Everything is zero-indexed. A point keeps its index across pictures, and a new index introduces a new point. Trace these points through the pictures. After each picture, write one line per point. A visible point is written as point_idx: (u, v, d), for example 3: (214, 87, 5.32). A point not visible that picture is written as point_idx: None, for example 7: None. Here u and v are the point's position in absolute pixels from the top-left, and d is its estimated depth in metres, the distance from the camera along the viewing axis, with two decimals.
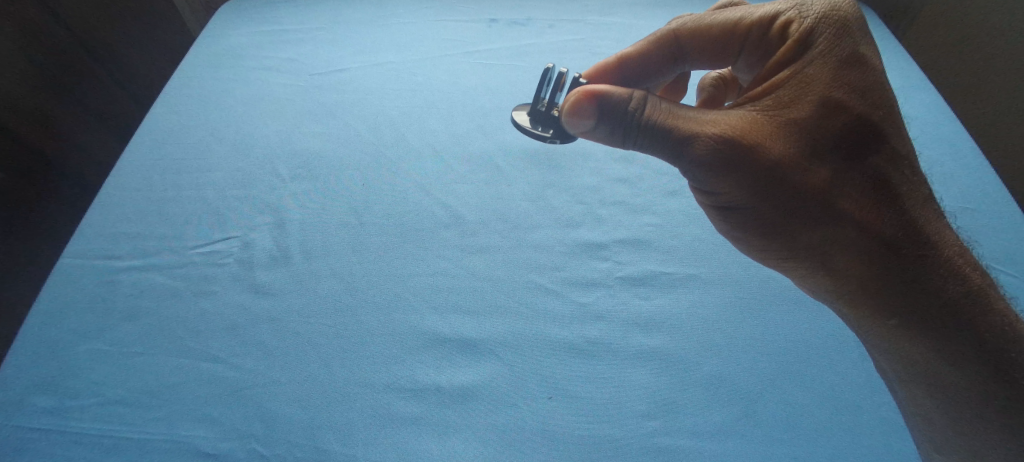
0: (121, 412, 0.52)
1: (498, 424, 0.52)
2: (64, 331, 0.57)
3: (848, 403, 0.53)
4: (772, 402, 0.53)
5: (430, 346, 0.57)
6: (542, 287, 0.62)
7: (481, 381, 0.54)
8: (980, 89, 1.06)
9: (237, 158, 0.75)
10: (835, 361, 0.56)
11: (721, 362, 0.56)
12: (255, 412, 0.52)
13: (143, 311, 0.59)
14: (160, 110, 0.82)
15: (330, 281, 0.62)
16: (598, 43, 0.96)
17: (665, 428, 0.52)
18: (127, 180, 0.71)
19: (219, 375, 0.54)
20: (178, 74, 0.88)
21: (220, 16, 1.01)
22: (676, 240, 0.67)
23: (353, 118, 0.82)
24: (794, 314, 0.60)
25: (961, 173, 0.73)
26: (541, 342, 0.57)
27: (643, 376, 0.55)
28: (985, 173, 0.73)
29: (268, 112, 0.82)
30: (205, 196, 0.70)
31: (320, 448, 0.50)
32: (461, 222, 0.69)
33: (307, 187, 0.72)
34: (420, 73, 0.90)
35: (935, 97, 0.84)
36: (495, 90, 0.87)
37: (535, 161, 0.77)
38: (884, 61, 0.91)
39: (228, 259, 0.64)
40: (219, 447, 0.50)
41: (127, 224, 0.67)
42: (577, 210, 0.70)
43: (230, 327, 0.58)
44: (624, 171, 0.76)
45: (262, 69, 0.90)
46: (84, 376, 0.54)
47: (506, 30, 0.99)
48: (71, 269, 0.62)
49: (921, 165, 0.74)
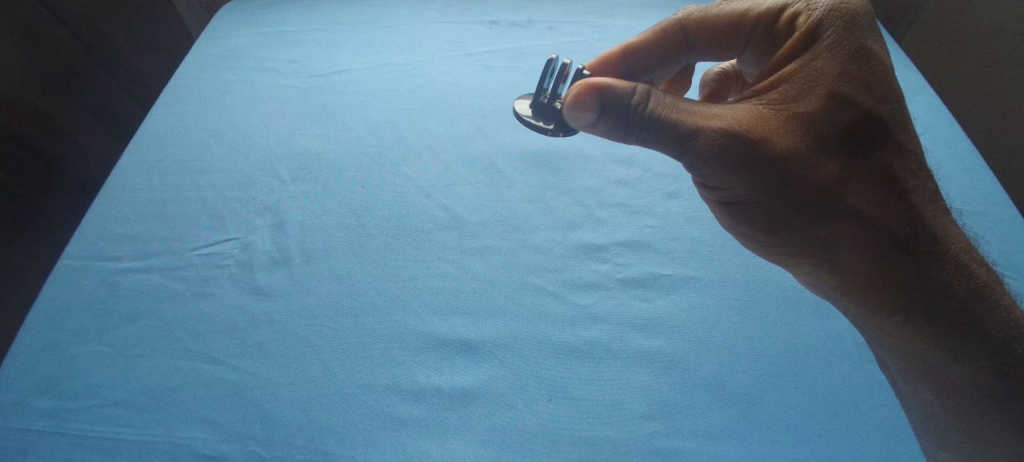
0: (121, 413, 0.52)
1: (498, 425, 0.52)
2: (64, 333, 0.57)
3: (847, 404, 0.53)
4: (772, 405, 0.53)
5: (430, 347, 0.57)
6: (543, 288, 0.62)
7: (482, 383, 0.54)
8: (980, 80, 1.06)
9: (237, 160, 0.75)
10: (834, 361, 0.56)
11: (722, 364, 0.56)
12: (254, 413, 0.52)
13: (143, 312, 0.59)
14: (160, 111, 0.82)
15: (330, 282, 0.62)
16: (598, 45, 0.97)
17: (665, 430, 0.52)
18: (127, 181, 0.71)
19: (218, 377, 0.54)
20: (178, 76, 0.88)
21: (220, 18, 1.01)
22: (675, 242, 0.67)
23: (353, 120, 0.82)
24: (794, 315, 0.60)
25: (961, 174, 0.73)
26: (541, 344, 0.57)
27: (643, 377, 0.55)
28: (984, 174, 0.73)
29: (268, 113, 0.82)
30: (206, 197, 0.70)
31: (320, 450, 0.50)
32: (461, 224, 0.69)
33: (307, 189, 0.72)
34: (421, 75, 0.90)
35: (933, 98, 0.84)
36: (495, 92, 0.88)
37: (535, 162, 0.77)
38: None
39: (228, 260, 0.64)
40: (218, 448, 0.50)
41: (128, 225, 0.67)
42: (577, 212, 0.70)
43: (230, 328, 0.58)
44: (623, 172, 0.76)
45: (262, 70, 0.90)
46: (83, 378, 0.54)
47: (507, 31, 0.99)
48: (70, 271, 0.62)
49: None
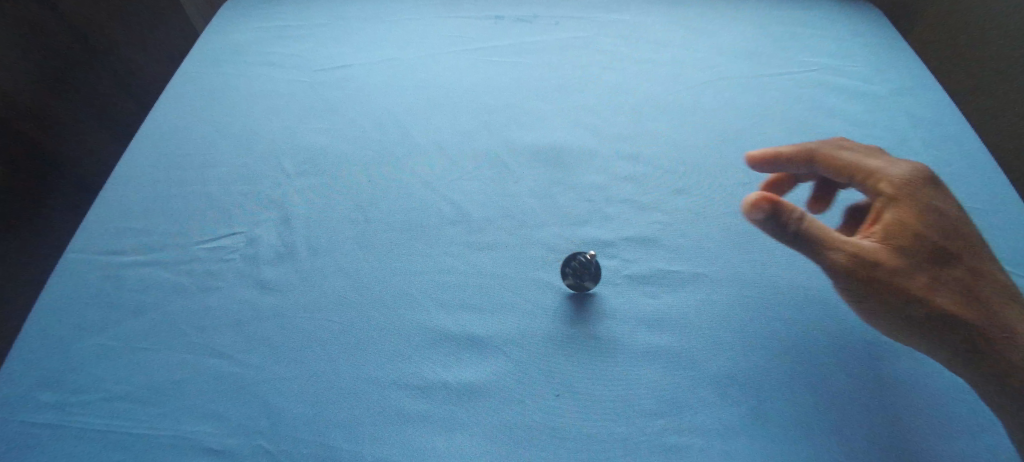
0: (128, 407, 0.52)
1: (505, 421, 0.51)
2: (70, 326, 0.57)
3: (856, 403, 0.53)
4: (782, 403, 0.53)
5: (437, 343, 0.56)
6: (550, 284, 0.62)
7: (488, 379, 0.54)
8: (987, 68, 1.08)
9: (243, 154, 0.75)
10: (842, 360, 0.56)
11: (730, 362, 0.56)
12: (261, 408, 0.52)
13: (149, 306, 0.59)
14: (166, 105, 0.81)
15: (337, 276, 0.62)
16: (605, 40, 0.97)
17: (674, 426, 0.51)
18: (133, 176, 0.71)
19: (224, 371, 0.54)
20: (183, 70, 0.88)
21: (225, 13, 1.01)
22: (683, 238, 0.67)
23: (359, 115, 0.81)
24: (801, 314, 0.60)
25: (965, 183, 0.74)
26: (548, 339, 0.57)
27: (651, 373, 0.55)
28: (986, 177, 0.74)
29: (273, 107, 0.82)
30: (212, 191, 0.70)
31: (326, 445, 0.49)
32: (468, 219, 0.68)
33: (313, 183, 0.72)
34: (426, 70, 0.90)
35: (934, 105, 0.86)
36: (501, 87, 0.87)
37: (542, 158, 0.76)
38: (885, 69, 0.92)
39: (234, 255, 0.64)
40: (224, 443, 0.49)
41: (134, 219, 0.66)
42: (584, 208, 0.70)
43: (236, 323, 0.58)
44: (630, 169, 0.75)
45: (268, 64, 0.90)
46: (89, 372, 0.54)
47: (513, 26, 0.98)
48: (76, 264, 0.62)
49: None
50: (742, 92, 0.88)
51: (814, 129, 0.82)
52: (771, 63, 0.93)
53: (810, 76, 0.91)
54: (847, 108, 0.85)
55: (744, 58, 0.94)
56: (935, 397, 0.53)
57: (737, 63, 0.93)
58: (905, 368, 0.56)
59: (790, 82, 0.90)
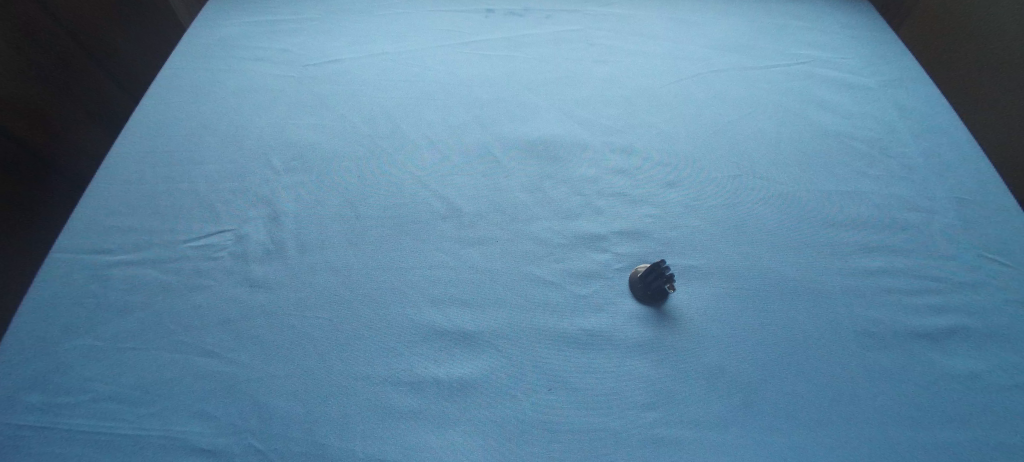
0: (117, 407, 0.51)
1: (498, 417, 0.51)
2: (54, 327, 0.56)
3: (846, 393, 0.53)
4: (772, 394, 0.53)
5: (429, 339, 0.56)
6: (542, 278, 0.62)
7: (480, 374, 0.54)
8: (969, 58, 1.11)
9: (230, 150, 0.74)
10: (831, 351, 0.56)
11: (721, 353, 0.56)
12: (252, 407, 0.51)
13: (136, 305, 0.58)
14: (150, 101, 0.80)
15: (327, 273, 0.62)
16: (596, 34, 0.96)
17: (665, 419, 0.51)
18: (118, 173, 0.70)
19: (214, 370, 0.54)
20: (169, 65, 0.86)
21: (211, 8, 0.99)
22: (675, 231, 0.67)
23: (349, 110, 0.81)
24: (792, 306, 0.60)
25: (953, 175, 0.75)
26: (540, 334, 0.57)
27: (642, 366, 0.55)
28: (968, 171, 0.75)
29: (261, 103, 0.81)
30: (199, 189, 0.69)
31: (319, 443, 0.49)
32: (459, 215, 0.68)
33: (302, 180, 0.71)
34: (417, 64, 0.89)
35: (919, 97, 0.86)
36: (492, 82, 0.87)
37: (533, 152, 0.76)
38: (871, 63, 0.93)
39: (222, 252, 0.63)
40: (216, 442, 0.49)
41: (119, 217, 0.65)
42: (576, 202, 0.70)
43: (226, 321, 0.57)
44: (622, 162, 0.75)
45: (256, 60, 0.88)
46: (76, 372, 0.53)
47: (504, 20, 0.98)
48: (58, 263, 0.60)
49: (907, 163, 0.76)
50: (734, 85, 0.88)
51: (805, 121, 0.82)
52: (763, 55, 0.93)
53: (800, 69, 0.91)
54: (837, 100, 0.86)
55: (735, 50, 0.94)
56: (924, 387, 0.54)
57: (727, 56, 0.93)
58: (894, 358, 0.56)
59: (781, 75, 0.90)
